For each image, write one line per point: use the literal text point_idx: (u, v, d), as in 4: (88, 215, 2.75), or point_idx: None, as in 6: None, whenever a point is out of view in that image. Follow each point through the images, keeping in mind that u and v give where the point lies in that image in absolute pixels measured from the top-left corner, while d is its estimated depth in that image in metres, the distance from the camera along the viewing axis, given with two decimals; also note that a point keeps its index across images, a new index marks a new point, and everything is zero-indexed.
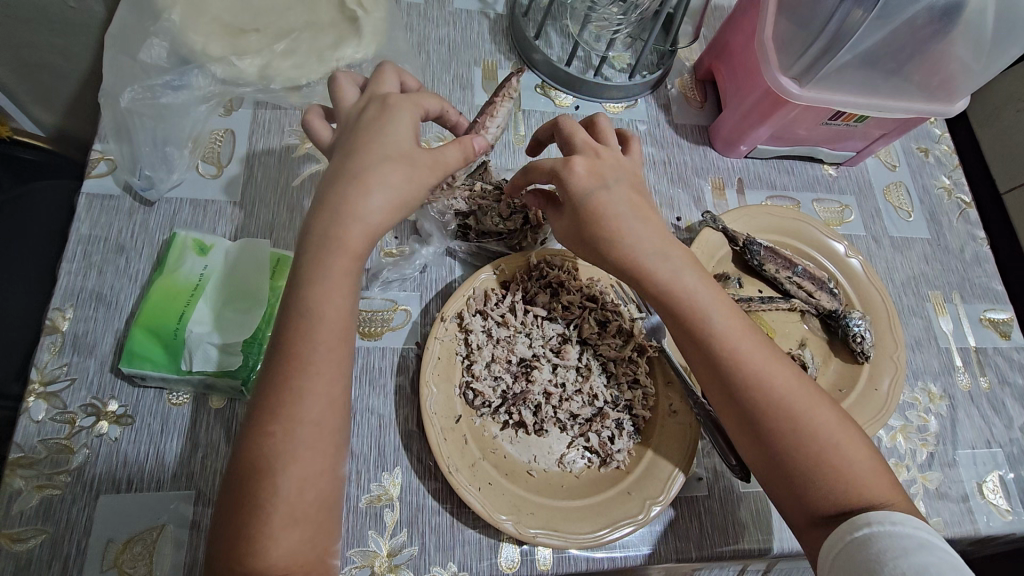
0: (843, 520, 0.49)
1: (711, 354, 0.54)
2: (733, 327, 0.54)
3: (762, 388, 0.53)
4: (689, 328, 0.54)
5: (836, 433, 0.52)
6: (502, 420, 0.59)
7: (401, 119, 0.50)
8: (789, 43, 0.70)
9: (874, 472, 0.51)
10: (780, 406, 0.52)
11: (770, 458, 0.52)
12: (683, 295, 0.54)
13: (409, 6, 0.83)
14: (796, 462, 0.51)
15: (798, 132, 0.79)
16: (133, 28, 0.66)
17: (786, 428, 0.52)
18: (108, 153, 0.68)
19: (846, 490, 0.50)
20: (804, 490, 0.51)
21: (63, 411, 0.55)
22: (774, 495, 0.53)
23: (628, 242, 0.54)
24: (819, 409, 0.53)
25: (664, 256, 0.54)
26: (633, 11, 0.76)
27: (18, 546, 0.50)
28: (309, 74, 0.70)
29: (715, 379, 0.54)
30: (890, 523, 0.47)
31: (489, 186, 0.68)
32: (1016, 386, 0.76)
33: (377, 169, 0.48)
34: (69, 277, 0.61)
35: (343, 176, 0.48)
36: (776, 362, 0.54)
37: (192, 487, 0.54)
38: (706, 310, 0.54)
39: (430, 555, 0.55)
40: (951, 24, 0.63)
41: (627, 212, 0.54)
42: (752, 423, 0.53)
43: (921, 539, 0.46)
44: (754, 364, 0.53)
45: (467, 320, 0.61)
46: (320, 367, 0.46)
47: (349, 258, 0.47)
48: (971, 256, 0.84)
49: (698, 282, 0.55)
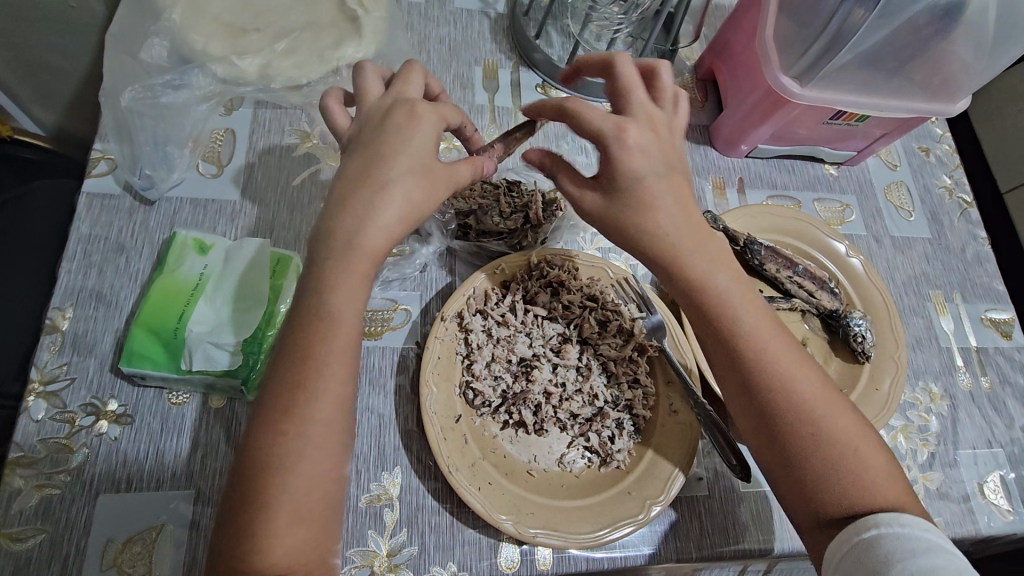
0: (851, 521, 0.49)
1: (737, 353, 0.53)
2: (761, 326, 0.53)
3: (786, 388, 0.52)
4: (716, 326, 0.54)
5: (854, 438, 0.52)
6: (502, 420, 0.59)
7: (425, 127, 0.50)
8: (790, 42, 0.70)
9: (889, 479, 0.51)
10: (802, 408, 0.52)
11: (788, 459, 0.52)
12: (713, 291, 0.53)
13: (409, 6, 0.83)
14: (815, 464, 0.51)
15: (798, 131, 0.79)
16: (133, 28, 0.66)
17: (804, 429, 0.51)
18: (108, 153, 0.67)
19: (860, 494, 0.50)
20: (817, 493, 0.50)
21: (63, 410, 0.55)
22: (784, 497, 0.53)
23: (664, 230, 0.52)
24: (838, 412, 0.52)
25: (701, 249, 0.53)
26: (633, 9, 0.78)
27: (17, 546, 0.50)
28: (309, 74, 0.70)
29: (739, 378, 0.54)
30: (899, 525, 0.47)
31: (488, 186, 0.68)
32: (1017, 386, 0.75)
33: (400, 181, 0.47)
34: (69, 277, 0.61)
35: (364, 185, 0.47)
36: (802, 364, 0.54)
37: (191, 487, 0.54)
38: (734, 307, 0.53)
39: (430, 555, 0.55)
40: (952, 23, 0.63)
41: (670, 199, 0.52)
42: (772, 423, 0.52)
43: (929, 541, 0.46)
44: (780, 364, 0.53)
45: (467, 320, 0.61)
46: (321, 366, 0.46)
47: (364, 265, 0.47)
48: (972, 256, 0.84)
49: (730, 279, 0.54)
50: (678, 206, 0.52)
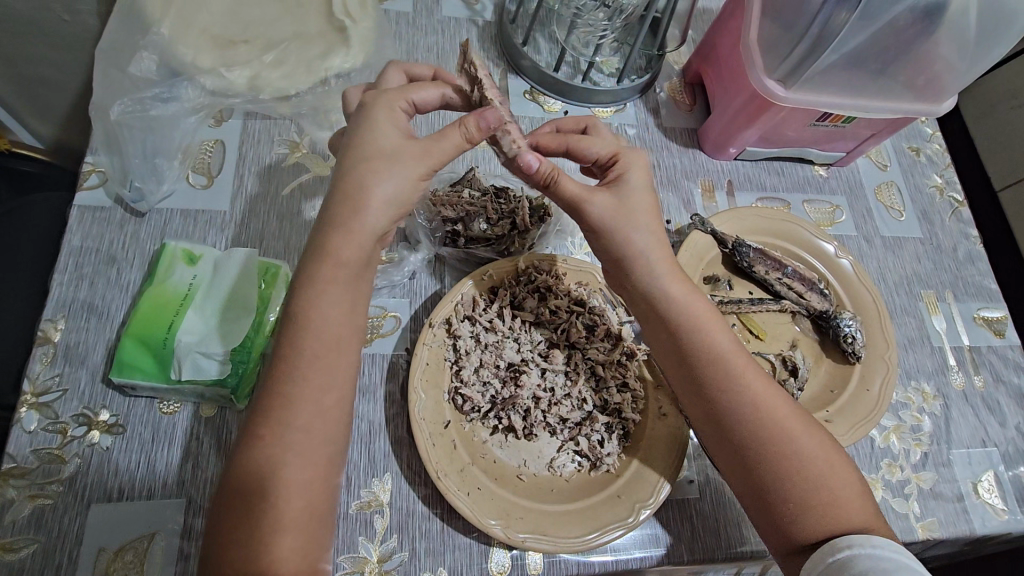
0: (824, 543, 0.49)
1: (699, 375, 0.56)
2: (726, 348, 0.56)
3: (750, 410, 0.54)
4: (680, 347, 0.57)
5: (821, 458, 0.53)
6: (492, 425, 0.60)
7: (387, 127, 0.51)
8: (774, 45, 0.70)
9: (856, 500, 0.52)
10: (767, 430, 0.53)
11: (753, 480, 0.53)
12: (678, 313, 0.57)
13: (398, 15, 0.83)
14: (780, 487, 0.52)
15: (786, 134, 0.80)
16: (123, 42, 0.67)
17: (777, 453, 0.52)
18: (99, 165, 0.68)
19: (823, 515, 0.50)
20: (792, 516, 0.51)
21: (55, 420, 0.56)
22: (755, 519, 0.54)
23: (642, 248, 0.57)
24: (811, 435, 0.54)
25: (666, 270, 0.57)
26: (617, 15, 0.78)
27: (10, 556, 0.50)
28: (299, 84, 0.71)
29: (702, 401, 0.56)
30: (871, 546, 0.48)
31: (476, 192, 0.69)
32: (1010, 384, 0.75)
33: (378, 185, 0.49)
34: (61, 288, 0.62)
35: (345, 194, 0.49)
36: (767, 386, 0.56)
37: (182, 496, 0.54)
38: (707, 330, 0.56)
39: (420, 560, 0.55)
40: (934, 24, 0.63)
41: (639, 219, 0.57)
42: (736, 445, 0.54)
43: (901, 563, 0.47)
44: (745, 386, 0.54)
45: (455, 325, 0.62)
46: (290, 373, 0.47)
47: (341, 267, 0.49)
48: (964, 255, 0.84)
49: (698, 302, 0.57)
50: (654, 229, 0.58)
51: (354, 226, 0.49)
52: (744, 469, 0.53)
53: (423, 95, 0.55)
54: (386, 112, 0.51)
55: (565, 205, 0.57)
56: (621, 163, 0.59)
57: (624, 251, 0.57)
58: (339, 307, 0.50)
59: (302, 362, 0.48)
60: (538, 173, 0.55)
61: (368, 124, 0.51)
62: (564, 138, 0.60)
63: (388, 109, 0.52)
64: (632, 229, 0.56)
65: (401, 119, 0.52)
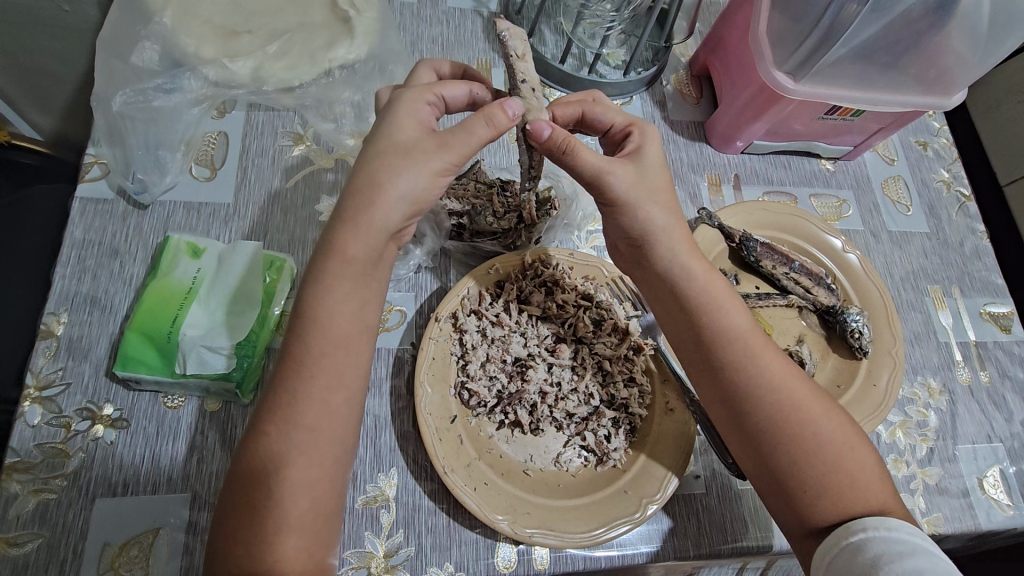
0: (839, 528, 0.50)
1: (716, 359, 0.56)
2: (748, 329, 0.56)
3: (766, 392, 0.54)
4: (698, 332, 0.57)
5: (842, 442, 0.52)
6: (498, 420, 0.59)
7: (405, 114, 0.50)
8: (784, 37, 0.69)
9: (871, 481, 0.52)
10: (784, 413, 0.53)
11: (768, 464, 0.53)
12: (695, 294, 0.57)
13: (402, 5, 0.83)
14: (795, 469, 0.52)
15: (794, 127, 0.79)
16: (125, 32, 0.67)
17: (796, 438, 0.52)
18: (100, 156, 0.67)
19: (836, 497, 0.51)
20: (808, 500, 0.51)
21: (59, 415, 0.55)
22: (768, 502, 0.54)
23: (657, 224, 0.56)
24: (830, 417, 0.53)
25: (682, 253, 0.57)
26: (625, 6, 0.76)
27: (14, 551, 0.50)
28: (301, 75, 0.70)
29: (721, 386, 0.56)
30: (886, 530, 0.48)
31: (482, 185, 0.69)
32: (1017, 380, 0.75)
33: (379, 178, 0.48)
34: (63, 281, 0.61)
35: (353, 189, 0.49)
36: (790, 368, 0.55)
37: (187, 491, 0.54)
38: (723, 310, 0.56)
39: (427, 555, 0.55)
40: (946, 17, 0.62)
41: (653, 195, 0.56)
42: (752, 430, 0.54)
43: (917, 545, 0.47)
44: (762, 369, 0.54)
45: (461, 320, 0.61)
46: (297, 372, 0.47)
47: (335, 259, 0.49)
48: (971, 250, 0.84)
49: (716, 282, 0.57)
50: (666, 205, 0.56)
51: (350, 217, 0.49)
52: (760, 453, 0.53)
53: (452, 91, 0.55)
54: (408, 108, 0.51)
55: (582, 176, 0.55)
56: (638, 134, 0.58)
57: (645, 230, 0.57)
58: (357, 307, 0.50)
59: (304, 358, 0.47)
60: (551, 142, 0.53)
61: (388, 118, 0.50)
62: (579, 103, 0.60)
63: (412, 103, 0.51)
64: (650, 204, 0.55)
65: (424, 112, 0.52)
